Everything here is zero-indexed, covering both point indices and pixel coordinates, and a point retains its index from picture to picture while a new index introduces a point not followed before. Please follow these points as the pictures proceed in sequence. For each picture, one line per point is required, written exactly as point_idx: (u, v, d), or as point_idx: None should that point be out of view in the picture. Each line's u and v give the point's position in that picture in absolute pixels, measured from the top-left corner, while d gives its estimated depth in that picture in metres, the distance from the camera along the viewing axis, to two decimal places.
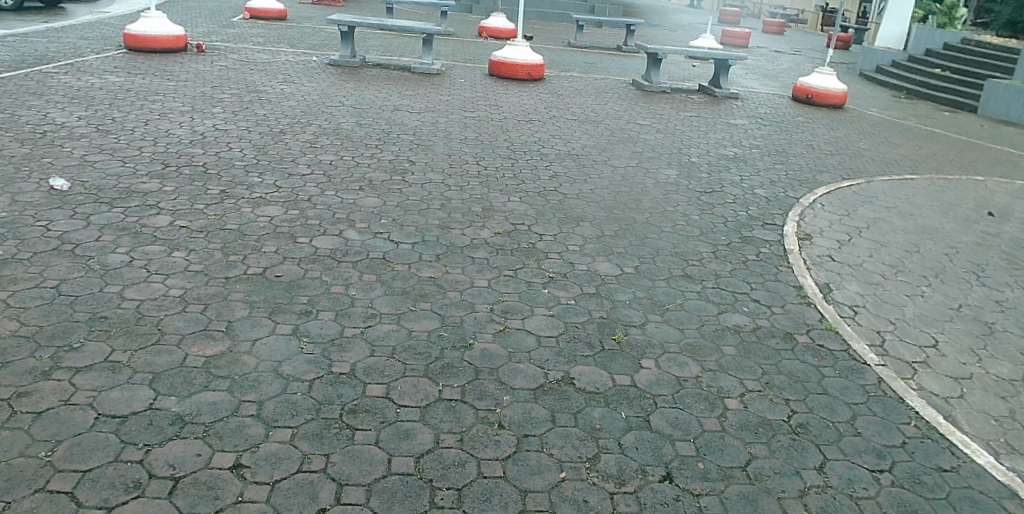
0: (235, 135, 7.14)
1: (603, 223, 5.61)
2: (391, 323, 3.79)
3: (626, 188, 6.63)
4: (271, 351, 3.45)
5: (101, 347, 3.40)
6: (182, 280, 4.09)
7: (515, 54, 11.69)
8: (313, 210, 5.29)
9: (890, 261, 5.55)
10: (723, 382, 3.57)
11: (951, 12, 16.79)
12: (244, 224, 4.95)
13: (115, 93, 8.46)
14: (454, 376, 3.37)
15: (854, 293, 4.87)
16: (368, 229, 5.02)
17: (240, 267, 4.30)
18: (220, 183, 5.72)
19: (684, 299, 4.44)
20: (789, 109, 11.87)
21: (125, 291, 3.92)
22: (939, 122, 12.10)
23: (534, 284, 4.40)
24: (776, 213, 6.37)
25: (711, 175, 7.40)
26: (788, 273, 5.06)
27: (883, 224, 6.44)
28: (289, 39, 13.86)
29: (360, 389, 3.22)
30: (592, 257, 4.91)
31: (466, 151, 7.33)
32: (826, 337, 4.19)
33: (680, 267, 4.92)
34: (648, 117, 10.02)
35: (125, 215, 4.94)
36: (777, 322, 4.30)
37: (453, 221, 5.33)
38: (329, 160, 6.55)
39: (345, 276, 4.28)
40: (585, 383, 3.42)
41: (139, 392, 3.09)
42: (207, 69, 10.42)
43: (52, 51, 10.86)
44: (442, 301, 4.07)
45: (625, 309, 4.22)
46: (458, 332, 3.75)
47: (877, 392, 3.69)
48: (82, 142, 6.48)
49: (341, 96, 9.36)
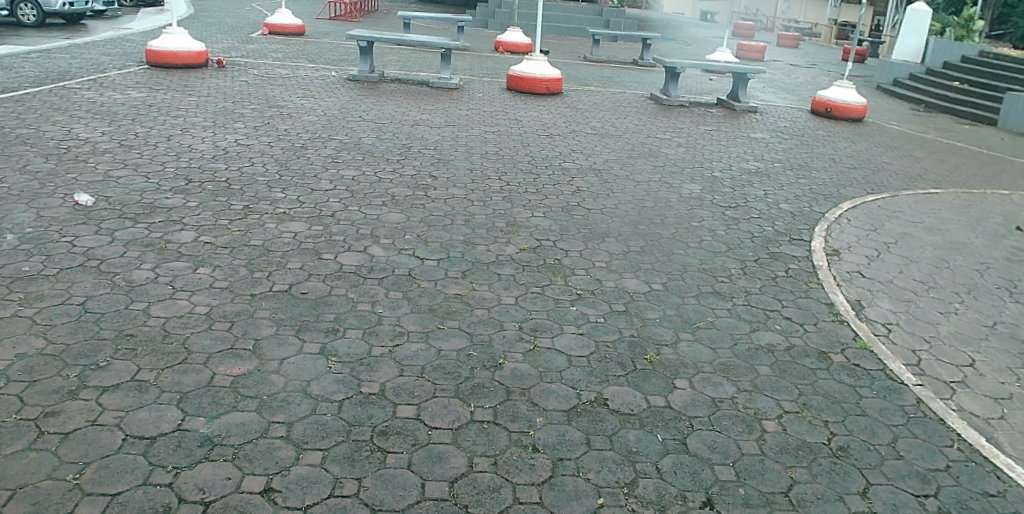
0: (257, 150, 7.15)
1: (628, 239, 5.54)
2: (419, 342, 3.72)
3: (650, 203, 6.56)
4: (300, 371, 3.40)
5: (128, 365, 3.37)
6: (208, 297, 4.06)
7: (534, 68, 11.67)
8: (337, 226, 5.26)
9: (920, 277, 5.44)
10: (760, 403, 3.47)
11: (969, 24, 16.71)
12: (269, 239, 4.92)
13: (137, 109, 8.52)
14: (485, 396, 3.29)
15: (885, 310, 4.76)
16: (392, 245, 4.99)
17: (266, 283, 4.27)
18: (244, 198, 5.72)
19: (715, 317, 4.36)
20: (808, 122, 11.80)
21: (150, 308, 3.90)
22: (962, 136, 11.98)
23: (561, 302, 4.33)
24: (802, 228, 6.29)
25: (734, 189, 7.33)
26: (818, 290, 4.97)
27: (910, 239, 6.34)
28: (307, 54, 13.95)
29: (391, 410, 3.15)
30: (620, 274, 4.85)
31: (487, 165, 7.31)
32: (863, 357, 4.08)
33: (709, 284, 4.84)
34: (668, 131, 9.98)
35: (149, 230, 4.93)
36: (811, 340, 4.20)
37: (477, 236, 5.28)
38: (352, 175, 6.53)
39: (371, 293, 4.23)
40: (619, 404, 3.34)
41: (167, 413, 3.05)
42: (228, 85, 10.48)
43: (75, 67, 10.99)
44: (470, 319, 4.01)
45: (655, 327, 4.14)
46: (487, 352, 3.67)
47: (917, 413, 3.59)
48: (106, 157, 6.51)
49: (361, 110, 9.39)
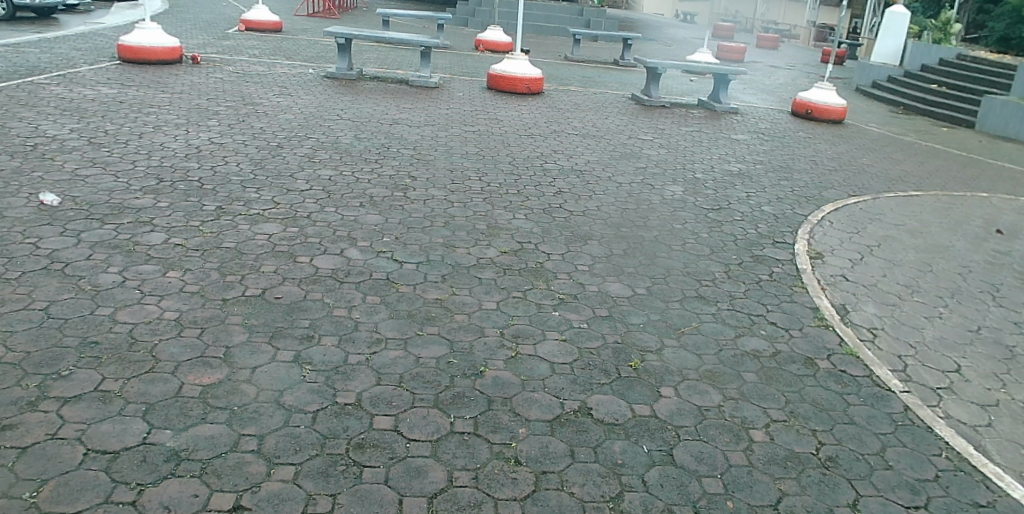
0: (231, 148, 6.97)
1: (611, 242, 5.45)
2: (397, 349, 3.60)
3: (633, 205, 6.49)
4: (272, 380, 3.26)
5: (91, 375, 3.21)
6: (178, 302, 3.91)
7: (514, 67, 11.57)
8: (313, 227, 5.12)
9: (904, 281, 5.42)
10: (747, 412, 3.40)
11: (946, 28, 16.88)
12: (242, 242, 4.77)
13: (107, 105, 8.29)
14: (465, 406, 3.18)
15: (870, 315, 4.72)
16: (370, 247, 4.86)
17: (238, 288, 4.12)
18: (217, 198, 5.55)
19: (700, 322, 4.28)
20: (788, 124, 11.82)
21: (116, 314, 3.74)
22: (939, 138, 12.08)
23: (544, 307, 4.24)
24: (785, 231, 6.25)
25: (717, 191, 7.28)
26: (803, 294, 4.92)
27: (893, 242, 6.33)
28: (284, 51, 13.73)
29: (367, 422, 3.03)
30: (603, 278, 4.76)
31: (468, 166, 7.20)
32: (849, 363, 4.03)
33: (694, 288, 4.77)
34: (649, 132, 9.94)
35: (118, 232, 4.75)
36: (796, 346, 4.14)
37: (458, 239, 5.17)
38: (329, 175, 6.39)
39: (348, 298, 4.10)
40: (603, 413, 3.25)
41: (132, 426, 2.90)
42: (202, 81, 10.26)
43: (44, 62, 10.70)
44: (450, 325, 3.90)
45: (639, 333, 4.05)
46: (468, 359, 3.56)
47: (904, 421, 3.54)
48: (74, 155, 6.30)
49: (339, 109, 9.23)
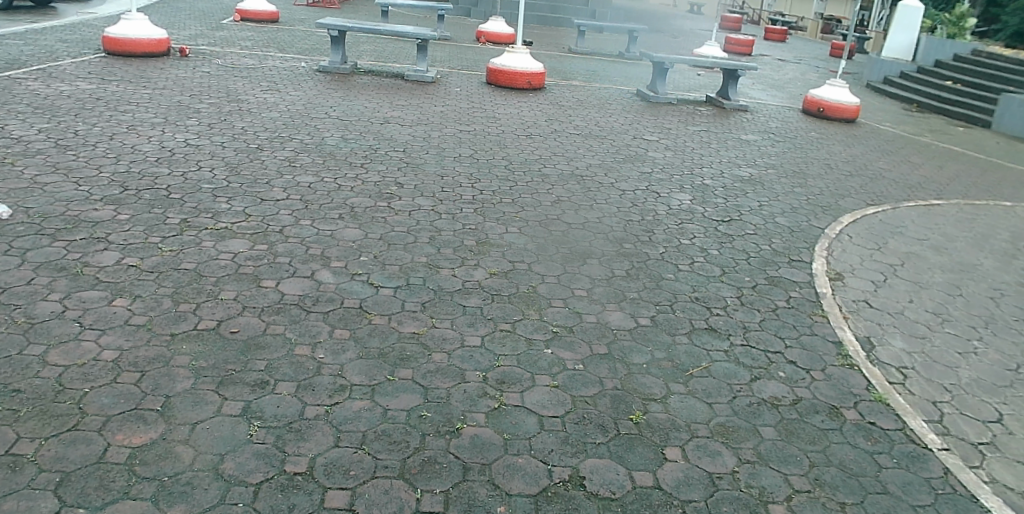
0: (207, 151, 6.50)
1: (612, 261, 4.98)
2: (363, 399, 3.13)
3: (637, 216, 6.01)
4: (214, 441, 2.81)
5: (3, 434, 2.75)
6: (119, 337, 3.44)
7: (515, 61, 11.07)
8: (284, 244, 4.65)
9: (931, 307, 4.94)
10: (765, 481, 2.94)
11: (960, 22, 16.22)
12: (203, 262, 4.31)
13: (82, 102, 7.82)
14: (436, 476, 2.73)
15: (898, 350, 4.25)
16: (345, 269, 4.39)
17: (190, 319, 3.65)
18: (183, 209, 5.08)
19: (710, 362, 3.81)
20: (800, 123, 11.30)
21: (47, 352, 3.27)
22: (956, 139, 11.55)
23: (535, 343, 3.76)
24: (801, 248, 5.77)
25: (727, 200, 6.79)
26: (824, 324, 4.44)
27: (917, 260, 5.85)
28: (278, 43, 13.23)
29: (320, 498, 2.57)
30: (602, 305, 4.28)
31: (461, 170, 6.72)
32: (878, 413, 3.57)
33: (703, 317, 4.29)
34: (655, 132, 9.44)
35: (66, 250, 4.29)
36: (819, 393, 3.67)
37: (443, 258, 4.70)
38: (308, 182, 5.92)
39: (313, 332, 3.64)
40: (598, 484, 2.79)
41: (39, 504, 2.45)
42: (187, 76, 9.77)
43: (24, 54, 10.23)
44: (426, 367, 3.43)
45: (642, 376, 3.58)
46: (444, 412, 3.10)
47: (945, 488, 3.08)
48: (35, 159, 5.84)
49: (329, 106, 8.75)
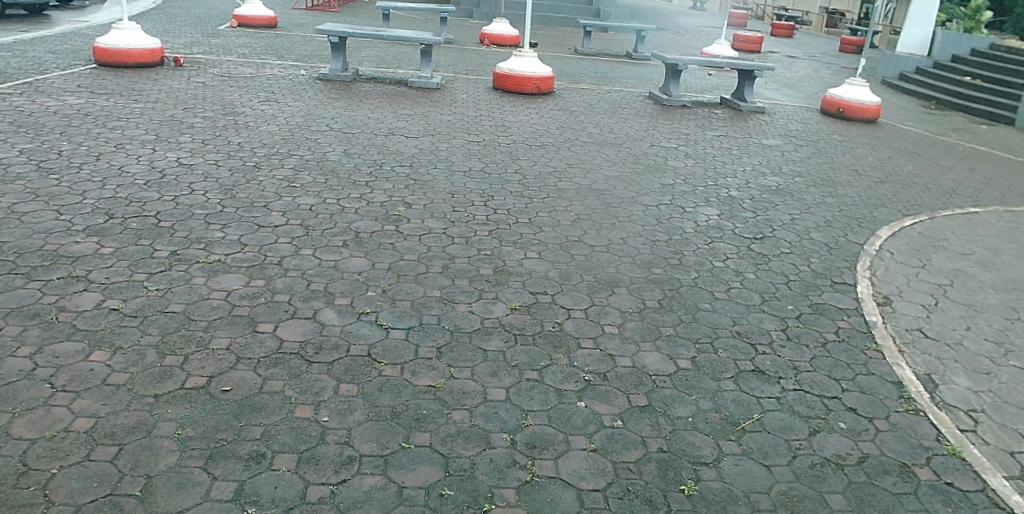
0: (201, 171, 6.09)
1: (642, 289, 4.55)
2: (374, 474, 2.72)
3: (663, 235, 5.58)
4: None
5: None
6: (96, 400, 3.04)
7: (523, 66, 10.64)
8: (282, 279, 4.24)
9: (992, 335, 4.50)
10: None
11: (977, 15, 15.66)
12: (193, 302, 3.90)
13: (69, 119, 7.42)
14: None
15: (965, 390, 3.81)
16: (350, 307, 3.98)
17: (177, 376, 3.24)
18: (173, 240, 4.67)
19: (762, 412, 3.39)
20: (820, 125, 10.85)
21: (12, 422, 2.87)
22: (982, 138, 11.08)
23: (565, 394, 3.34)
24: (843, 268, 5.33)
25: (756, 214, 6.36)
26: (880, 360, 4.01)
27: (966, 278, 5.41)
28: (276, 50, 12.83)
29: None
30: (636, 344, 3.86)
31: (471, 186, 6.31)
32: (956, 470, 3.14)
33: (748, 356, 3.87)
34: (672, 138, 9.01)
35: (42, 293, 3.88)
36: (887, 447, 3.24)
37: (458, 291, 4.28)
38: (310, 204, 5.51)
39: (316, 388, 3.22)
40: None
41: None
42: (182, 87, 9.37)
43: (12, 67, 9.84)
44: (445, 429, 3.02)
45: (688, 433, 3.16)
46: (467, 489, 2.69)
47: None
48: (15, 185, 5.43)
49: (330, 117, 8.34)
